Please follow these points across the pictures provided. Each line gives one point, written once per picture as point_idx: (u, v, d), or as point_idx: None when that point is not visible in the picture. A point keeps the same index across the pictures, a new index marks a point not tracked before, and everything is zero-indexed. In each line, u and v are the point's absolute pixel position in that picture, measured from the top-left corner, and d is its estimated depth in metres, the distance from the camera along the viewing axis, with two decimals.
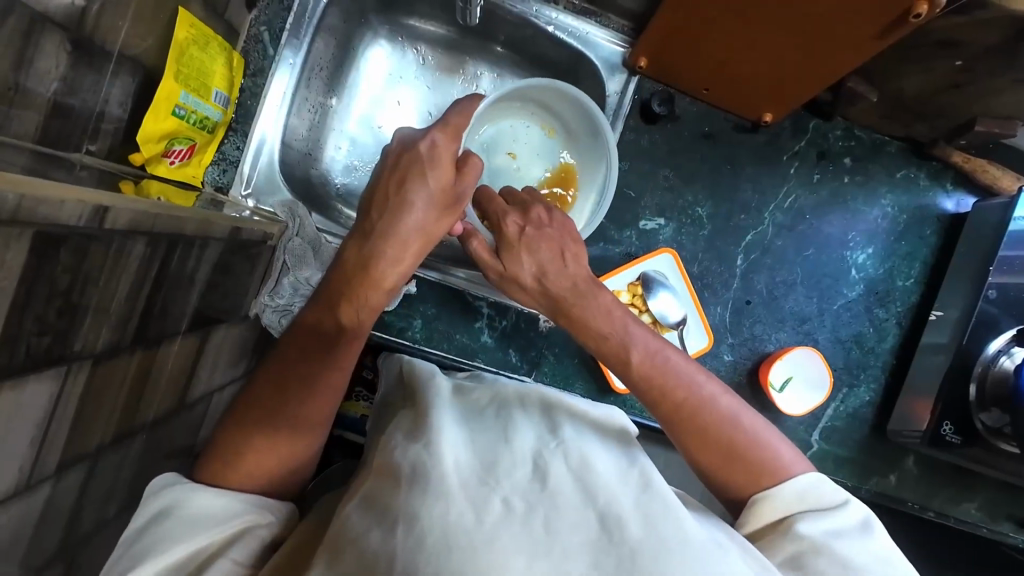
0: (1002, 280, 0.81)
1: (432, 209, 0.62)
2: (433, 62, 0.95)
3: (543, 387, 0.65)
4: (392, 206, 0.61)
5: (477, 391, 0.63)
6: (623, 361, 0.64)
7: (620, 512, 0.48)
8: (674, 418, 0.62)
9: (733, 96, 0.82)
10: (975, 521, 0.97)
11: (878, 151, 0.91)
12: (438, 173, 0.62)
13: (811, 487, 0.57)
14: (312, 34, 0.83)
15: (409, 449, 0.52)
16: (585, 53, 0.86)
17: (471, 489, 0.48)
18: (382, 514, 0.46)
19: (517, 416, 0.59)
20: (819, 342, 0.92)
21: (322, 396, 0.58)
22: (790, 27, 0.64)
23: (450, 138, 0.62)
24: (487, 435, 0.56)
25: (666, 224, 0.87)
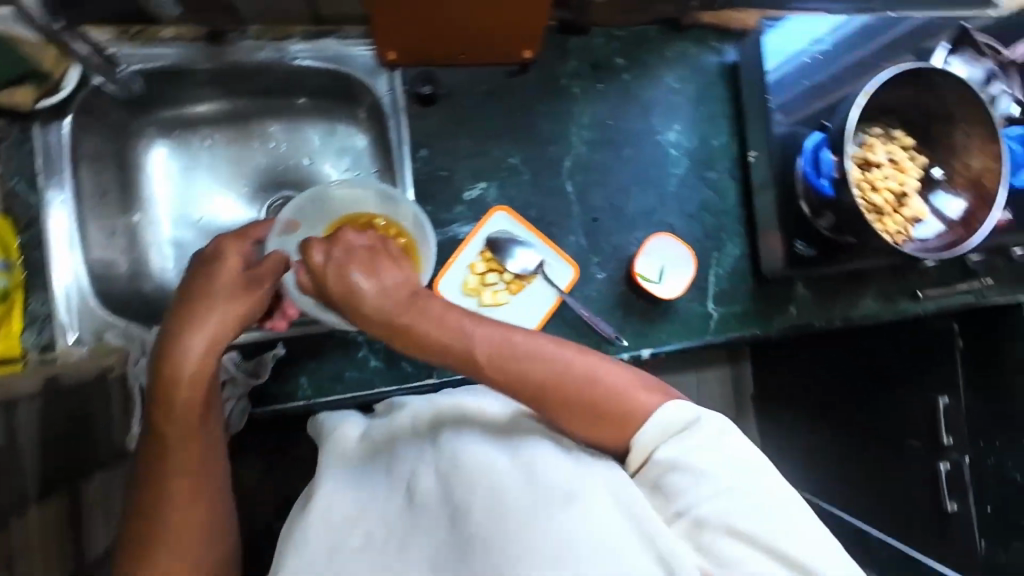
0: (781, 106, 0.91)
1: (229, 297, 0.71)
2: (219, 138, 0.96)
3: (436, 406, 0.73)
4: (194, 314, 0.69)
5: (376, 435, 0.73)
6: (496, 359, 0.66)
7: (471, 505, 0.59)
8: (551, 399, 0.65)
9: (486, 50, 0.86)
10: (877, 312, 1.05)
11: (642, 40, 0.97)
12: (222, 274, 0.72)
13: (671, 417, 0.63)
14: (71, 164, 0.81)
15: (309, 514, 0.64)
16: (343, 69, 0.88)
17: (350, 520, 0.63)
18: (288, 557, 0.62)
19: (404, 446, 0.69)
20: (674, 224, 0.97)
21: (199, 474, 0.67)
22: None
23: (230, 244, 0.74)
24: (373, 480, 0.67)
25: (489, 185, 0.90)
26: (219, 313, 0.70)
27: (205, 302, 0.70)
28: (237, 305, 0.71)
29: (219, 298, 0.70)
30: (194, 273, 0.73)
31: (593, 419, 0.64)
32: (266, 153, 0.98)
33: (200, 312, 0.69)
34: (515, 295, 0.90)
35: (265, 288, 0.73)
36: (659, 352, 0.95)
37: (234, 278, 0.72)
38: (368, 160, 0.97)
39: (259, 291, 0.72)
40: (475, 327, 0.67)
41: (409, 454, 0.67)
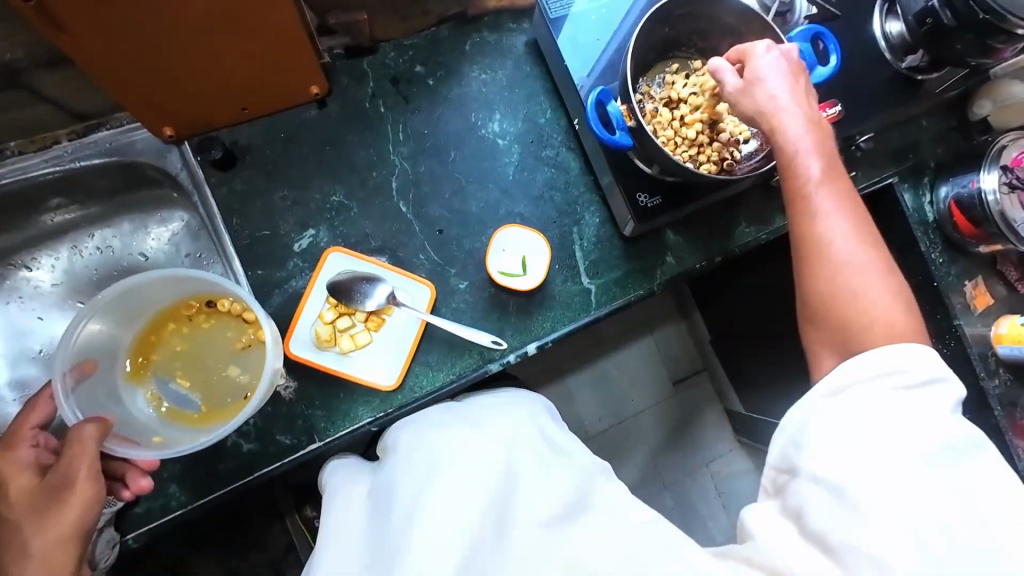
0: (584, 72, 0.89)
1: (32, 520, 0.58)
2: (34, 265, 0.92)
3: (433, 440, 0.70)
4: (1, 569, 0.57)
5: (381, 477, 0.71)
6: (799, 193, 0.70)
7: (484, 541, 0.60)
8: (808, 259, 0.69)
9: (270, 98, 0.83)
10: (754, 235, 1.04)
11: (436, 41, 0.95)
12: (15, 495, 0.60)
13: (898, 372, 0.61)
14: None
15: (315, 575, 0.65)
16: (127, 158, 0.84)
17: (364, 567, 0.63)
18: None
19: (404, 492, 0.66)
20: (524, 211, 0.95)
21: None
22: (209, 25, 0.64)
23: (4, 459, 0.62)
24: (378, 523, 0.66)
25: (319, 230, 0.87)
26: (28, 545, 0.57)
27: (3, 537, 0.58)
28: (40, 527, 0.58)
29: (18, 534, 0.58)
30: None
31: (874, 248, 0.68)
32: (92, 263, 0.93)
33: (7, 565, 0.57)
34: (377, 332, 0.86)
35: (79, 475, 0.60)
36: (547, 342, 0.92)
37: (28, 492, 0.60)
38: (196, 240, 0.93)
39: (78, 486, 0.60)
40: (791, 141, 0.70)
41: (411, 500, 0.64)
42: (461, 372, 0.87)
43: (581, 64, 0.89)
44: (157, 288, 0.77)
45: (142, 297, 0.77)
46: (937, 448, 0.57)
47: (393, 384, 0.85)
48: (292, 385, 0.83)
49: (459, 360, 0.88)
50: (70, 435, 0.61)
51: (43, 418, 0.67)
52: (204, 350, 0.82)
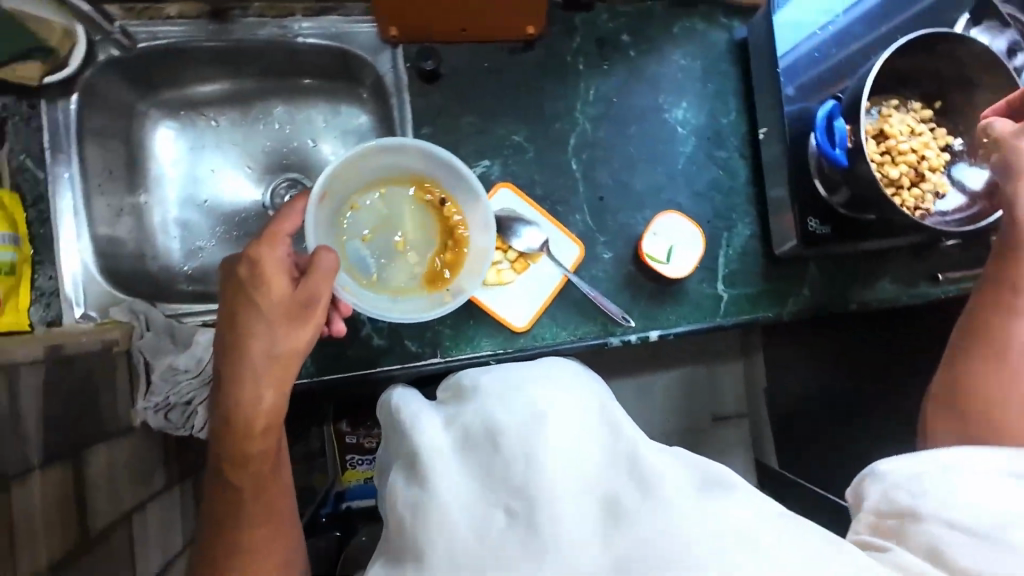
0: (795, 82, 0.87)
1: (280, 326, 0.66)
2: (225, 121, 0.96)
3: (528, 381, 0.64)
4: (240, 358, 0.65)
5: (467, 418, 0.62)
6: (1003, 271, 0.72)
7: (618, 490, 0.53)
8: (981, 337, 0.71)
9: (490, 25, 0.85)
10: (894, 293, 1.02)
11: (649, 16, 0.95)
12: (269, 293, 0.65)
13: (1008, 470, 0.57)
14: (78, 144, 0.81)
15: (410, 494, 0.57)
16: (345, 47, 0.88)
17: (472, 508, 0.53)
18: (401, 557, 0.54)
19: (504, 423, 0.58)
20: (682, 203, 0.96)
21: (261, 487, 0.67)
22: None
23: (263, 257, 0.66)
24: (482, 459, 0.57)
25: (493, 163, 0.90)
26: (267, 340, 0.65)
27: (247, 322, 0.65)
28: (291, 332, 0.66)
29: (271, 330, 0.65)
30: (236, 292, 0.66)
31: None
32: (270, 135, 0.98)
33: (248, 356, 0.65)
34: (520, 275, 0.88)
35: (319, 305, 0.67)
36: (668, 333, 0.93)
37: (283, 298, 0.66)
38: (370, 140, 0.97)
39: (315, 312, 0.67)
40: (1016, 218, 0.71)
41: (518, 431, 0.57)
42: (583, 335, 0.90)
43: (796, 76, 0.87)
44: (398, 160, 0.81)
45: (385, 164, 0.82)
46: None
47: (523, 326, 0.88)
48: None
49: (584, 323, 0.90)
50: (315, 259, 0.66)
51: (293, 227, 0.69)
52: (411, 231, 0.86)
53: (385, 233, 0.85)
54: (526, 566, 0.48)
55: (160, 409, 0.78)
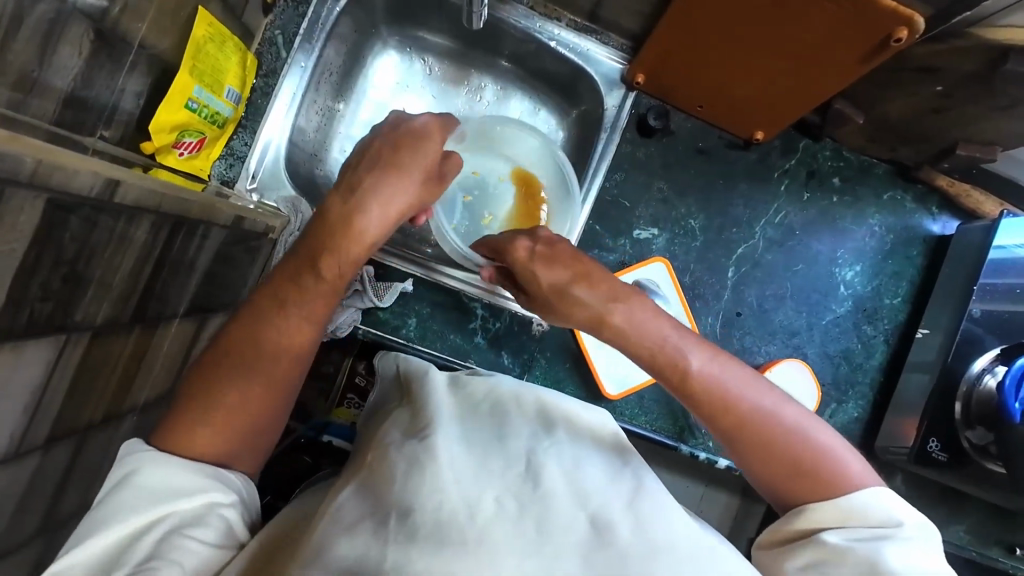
0: (992, 281, 0.83)
1: (418, 181, 0.59)
2: (439, 73, 0.99)
3: (544, 394, 0.62)
4: (375, 182, 0.56)
5: (474, 386, 0.62)
6: None
7: (614, 516, 0.48)
8: (722, 410, 0.55)
9: (728, 114, 0.85)
10: (964, 544, 0.96)
11: (866, 172, 0.94)
12: (425, 159, 0.59)
13: (864, 503, 0.50)
14: (324, 39, 0.85)
15: (404, 447, 0.51)
16: (586, 69, 0.89)
17: (465, 483, 0.48)
18: (373, 504, 0.46)
19: (515, 422, 0.57)
20: (809, 356, 0.93)
21: (308, 327, 0.55)
22: (781, 47, 0.68)
23: (439, 127, 0.61)
24: (483, 434, 0.55)
25: (660, 234, 0.89)
26: (405, 180, 0.58)
27: (401, 184, 0.57)
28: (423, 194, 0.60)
29: (412, 177, 0.58)
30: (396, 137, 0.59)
31: (790, 478, 0.53)
32: (469, 105, 1.00)
33: (388, 182, 0.56)
34: None
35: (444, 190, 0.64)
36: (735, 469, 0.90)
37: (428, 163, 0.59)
38: None
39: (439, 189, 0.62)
40: None
41: (526, 435, 0.55)
42: (658, 429, 0.89)
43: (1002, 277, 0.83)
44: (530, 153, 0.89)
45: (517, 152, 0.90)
46: None
47: (614, 395, 0.87)
48: (546, 326, 0.86)
49: (664, 419, 0.89)
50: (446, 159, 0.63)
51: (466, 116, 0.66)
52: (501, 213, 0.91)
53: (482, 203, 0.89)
54: (509, 563, 0.43)
55: None
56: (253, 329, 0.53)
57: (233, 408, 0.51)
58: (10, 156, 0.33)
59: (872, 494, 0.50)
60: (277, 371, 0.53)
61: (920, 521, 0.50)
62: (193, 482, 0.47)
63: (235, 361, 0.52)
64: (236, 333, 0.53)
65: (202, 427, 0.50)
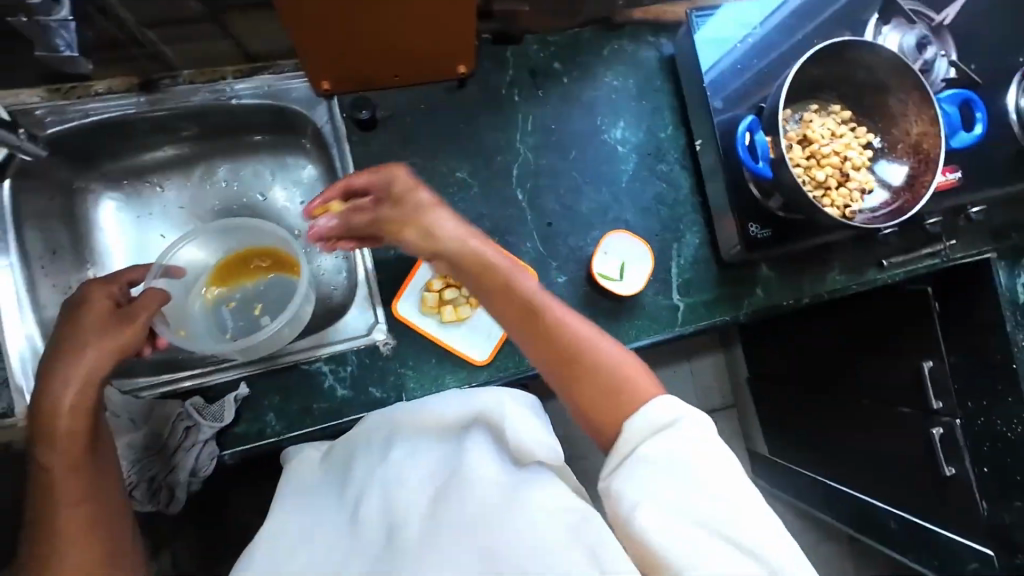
0: (712, 75, 0.92)
1: (98, 335, 0.63)
2: (169, 184, 0.96)
3: (394, 416, 0.72)
4: (55, 361, 0.61)
5: (340, 449, 0.73)
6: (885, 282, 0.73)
7: (410, 523, 0.59)
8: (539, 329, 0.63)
9: (421, 68, 0.87)
10: (845, 284, 1.00)
11: (577, 43, 0.98)
12: (90, 316, 0.64)
13: (654, 409, 0.57)
14: (16, 225, 0.80)
15: (280, 513, 0.68)
16: (281, 102, 0.88)
17: (316, 514, 0.67)
18: (253, 548, 0.64)
19: (362, 458, 0.69)
20: (630, 219, 0.98)
21: (87, 508, 0.60)
22: None
23: (100, 283, 0.67)
24: (337, 474, 0.71)
25: (440, 202, 0.91)
26: (76, 342, 0.62)
27: (76, 355, 0.61)
28: (108, 342, 0.63)
29: (86, 341, 0.62)
30: (64, 319, 0.64)
31: (600, 399, 0.60)
32: (217, 194, 0.97)
33: (67, 354, 0.61)
34: (477, 309, 0.89)
35: (141, 326, 0.66)
36: (629, 350, 0.94)
37: (100, 318, 0.64)
38: (319, 189, 0.98)
39: (134, 329, 0.65)
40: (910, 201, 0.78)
41: (388, 471, 0.66)
42: None
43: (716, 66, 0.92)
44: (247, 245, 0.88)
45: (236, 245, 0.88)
46: (710, 491, 0.52)
47: (485, 359, 0.88)
48: (390, 342, 0.86)
49: None
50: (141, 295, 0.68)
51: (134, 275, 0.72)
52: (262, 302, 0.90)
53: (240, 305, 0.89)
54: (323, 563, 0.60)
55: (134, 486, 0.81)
56: (42, 521, 0.59)
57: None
58: None
59: (652, 403, 0.58)
60: (79, 539, 0.59)
61: (702, 418, 0.57)
62: None
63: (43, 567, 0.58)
64: (33, 532, 0.59)
65: None
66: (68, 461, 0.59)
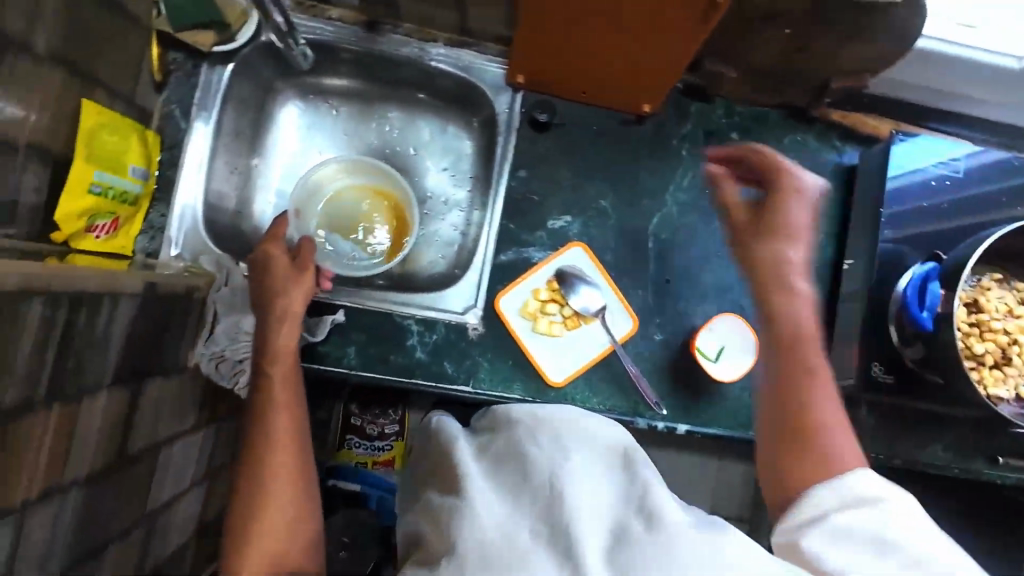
0: (894, 201, 0.86)
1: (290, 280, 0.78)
2: (345, 111, 1.04)
3: (547, 411, 0.59)
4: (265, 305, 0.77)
5: (496, 442, 0.59)
6: (800, 363, 0.61)
7: (631, 528, 0.49)
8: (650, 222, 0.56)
9: (609, 94, 0.89)
10: (945, 463, 0.94)
11: (762, 122, 0.96)
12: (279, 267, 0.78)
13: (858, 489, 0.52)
14: (220, 105, 0.88)
15: (444, 499, 0.53)
16: (472, 81, 0.94)
17: (500, 523, 0.50)
18: (426, 557, 0.51)
19: (530, 452, 0.55)
20: (746, 308, 0.95)
21: (291, 427, 0.72)
22: (623, 26, 0.71)
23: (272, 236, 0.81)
24: (508, 475, 0.54)
25: (574, 220, 0.92)
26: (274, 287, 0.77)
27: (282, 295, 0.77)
28: (300, 283, 0.78)
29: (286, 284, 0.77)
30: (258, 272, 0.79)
31: (852, 440, 0.58)
32: (379, 135, 1.04)
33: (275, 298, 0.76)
34: (569, 331, 0.90)
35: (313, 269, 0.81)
36: (695, 432, 0.91)
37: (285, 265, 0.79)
38: (467, 165, 1.03)
39: (308, 273, 0.80)
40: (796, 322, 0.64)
41: (570, 484, 0.51)
42: (612, 408, 0.90)
43: (900, 195, 0.86)
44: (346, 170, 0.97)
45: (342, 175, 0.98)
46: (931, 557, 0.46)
47: (560, 381, 0.89)
48: (480, 329, 0.89)
49: (616, 397, 0.90)
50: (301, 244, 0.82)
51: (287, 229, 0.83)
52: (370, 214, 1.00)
53: (355, 218, 1.00)
54: None
55: (214, 359, 0.83)
56: (256, 439, 0.70)
57: (279, 506, 0.66)
58: None
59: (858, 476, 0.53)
60: (275, 460, 0.69)
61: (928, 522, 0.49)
62: None
63: (256, 490, 0.67)
64: (247, 449, 0.70)
65: (253, 533, 0.64)
66: (284, 376, 0.74)
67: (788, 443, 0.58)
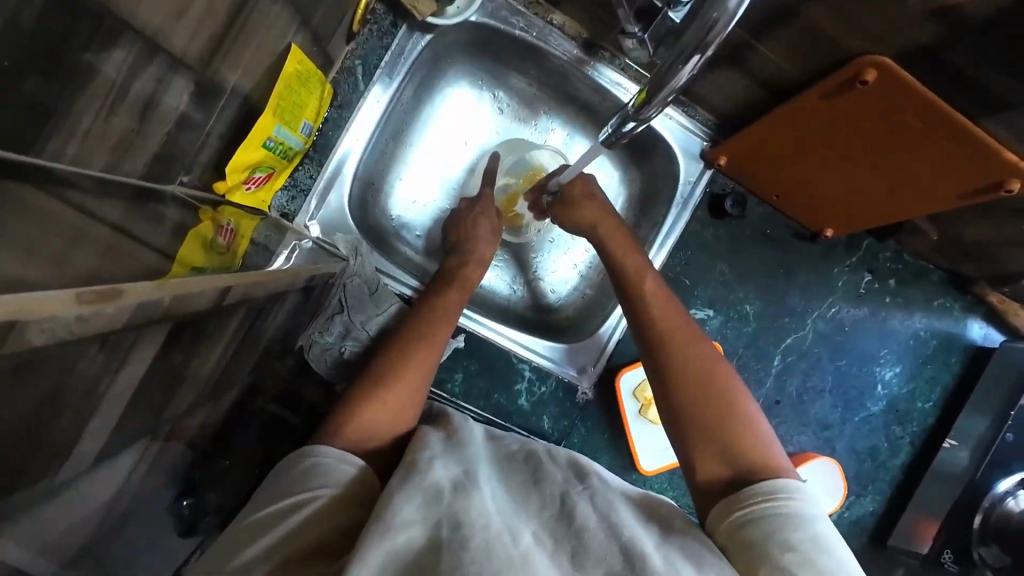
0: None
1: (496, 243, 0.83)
2: (510, 109, 0.94)
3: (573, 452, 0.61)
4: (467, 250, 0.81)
5: (510, 438, 0.62)
6: (704, 385, 0.62)
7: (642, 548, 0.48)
8: (702, 402, 0.62)
9: (800, 208, 0.84)
10: None
11: (922, 277, 0.94)
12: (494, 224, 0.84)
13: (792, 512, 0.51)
14: (405, 75, 0.80)
15: (450, 467, 0.51)
16: (668, 140, 0.84)
17: (506, 514, 0.48)
18: (428, 510, 0.47)
19: (548, 465, 0.57)
20: (837, 450, 0.95)
21: (425, 366, 0.67)
22: (871, 171, 0.68)
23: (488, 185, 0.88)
24: (519, 477, 0.55)
25: (715, 315, 0.89)
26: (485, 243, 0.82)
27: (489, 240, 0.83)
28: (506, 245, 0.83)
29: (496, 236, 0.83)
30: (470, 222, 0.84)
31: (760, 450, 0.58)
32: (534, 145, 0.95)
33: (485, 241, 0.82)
34: None
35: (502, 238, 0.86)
36: None
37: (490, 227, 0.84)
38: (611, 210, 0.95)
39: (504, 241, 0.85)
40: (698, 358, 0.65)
41: (591, 505, 0.52)
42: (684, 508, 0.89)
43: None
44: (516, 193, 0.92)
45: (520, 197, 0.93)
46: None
47: (649, 471, 0.86)
48: (590, 397, 0.87)
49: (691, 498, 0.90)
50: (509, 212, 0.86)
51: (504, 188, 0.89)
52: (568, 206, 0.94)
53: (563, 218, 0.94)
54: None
55: (325, 349, 0.77)
56: (400, 348, 0.68)
57: (390, 413, 0.62)
58: (151, 303, 0.32)
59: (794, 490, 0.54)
60: (406, 375, 0.65)
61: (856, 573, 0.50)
62: (327, 475, 0.52)
63: (378, 384, 0.64)
64: (383, 362, 0.66)
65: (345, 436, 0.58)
66: (453, 311, 0.73)
67: (711, 439, 0.60)
